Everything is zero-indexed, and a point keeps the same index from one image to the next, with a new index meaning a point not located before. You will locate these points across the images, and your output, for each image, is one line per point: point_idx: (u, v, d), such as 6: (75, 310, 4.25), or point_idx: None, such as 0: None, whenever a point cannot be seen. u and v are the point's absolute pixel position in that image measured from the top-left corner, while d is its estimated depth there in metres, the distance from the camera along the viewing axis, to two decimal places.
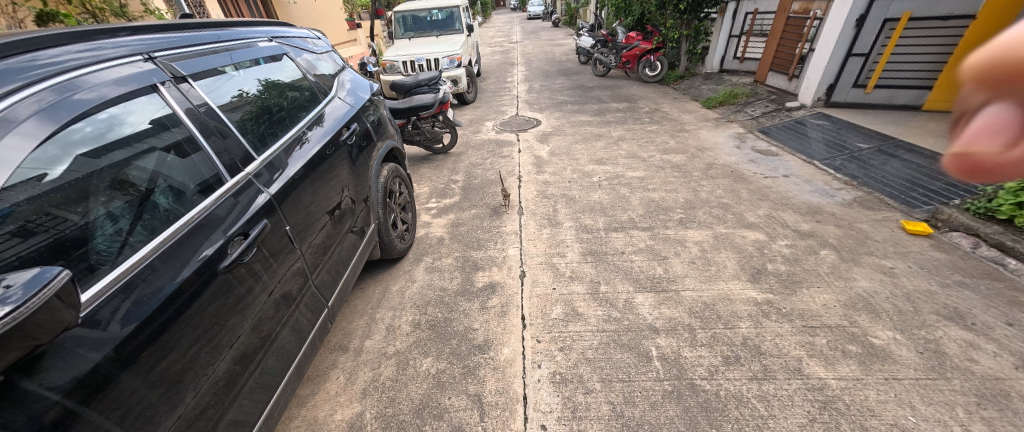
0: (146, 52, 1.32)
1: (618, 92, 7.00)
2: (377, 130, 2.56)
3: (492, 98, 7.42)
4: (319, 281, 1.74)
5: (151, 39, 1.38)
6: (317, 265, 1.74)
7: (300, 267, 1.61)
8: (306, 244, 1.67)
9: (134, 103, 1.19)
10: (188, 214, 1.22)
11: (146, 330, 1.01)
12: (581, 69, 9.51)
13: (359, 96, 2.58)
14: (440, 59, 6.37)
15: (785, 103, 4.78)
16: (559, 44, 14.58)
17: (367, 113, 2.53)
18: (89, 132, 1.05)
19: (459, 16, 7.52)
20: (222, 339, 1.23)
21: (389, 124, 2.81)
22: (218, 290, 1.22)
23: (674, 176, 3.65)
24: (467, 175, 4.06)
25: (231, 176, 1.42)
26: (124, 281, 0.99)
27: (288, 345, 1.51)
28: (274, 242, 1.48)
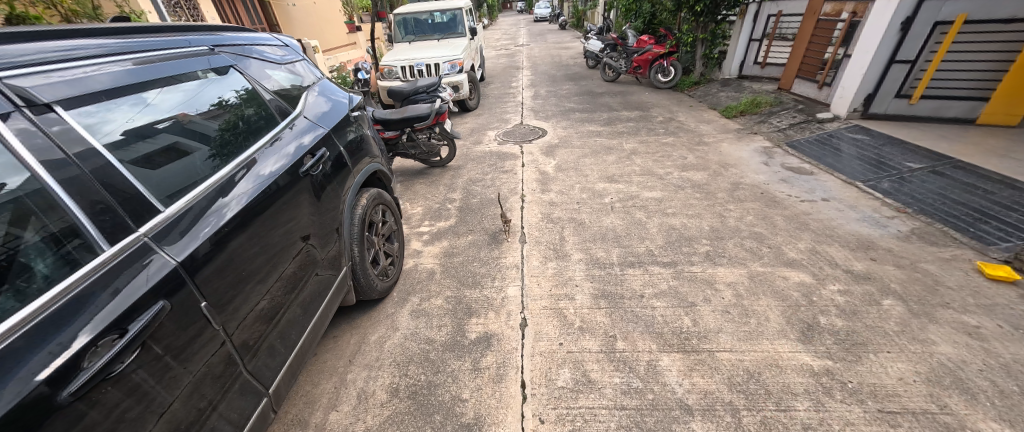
0: (126, 53, 1.20)
1: (629, 99, 6.61)
2: (357, 151, 2.21)
3: (496, 105, 7.07)
4: (282, 327, 1.44)
5: (132, 39, 1.26)
6: (283, 305, 1.45)
7: (263, 309, 1.33)
8: (275, 277, 1.41)
9: (110, 109, 1.07)
10: (145, 225, 1.02)
11: (76, 372, 0.78)
12: (589, 73, 9.15)
13: (338, 109, 2.23)
14: (440, 64, 6.04)
15: (815, 113, 4.36)
16: (566, 48, 14.19)
17: (347, 131, 2.18)
18: (65, 137, 0.93)
19: (463, 18, 7.17)
20: (153, 402, 0.93)
21: (373, 143, 2.48)
22: (167, 329, 0.97)
23: (696, 197, 3.26)
24: (465, 193, 3.70)
25: (193, 190, 1.20)
26: (58, 305, 0.81)
27: (237, 409, 1.18)
28: (238, 273, 1.22)
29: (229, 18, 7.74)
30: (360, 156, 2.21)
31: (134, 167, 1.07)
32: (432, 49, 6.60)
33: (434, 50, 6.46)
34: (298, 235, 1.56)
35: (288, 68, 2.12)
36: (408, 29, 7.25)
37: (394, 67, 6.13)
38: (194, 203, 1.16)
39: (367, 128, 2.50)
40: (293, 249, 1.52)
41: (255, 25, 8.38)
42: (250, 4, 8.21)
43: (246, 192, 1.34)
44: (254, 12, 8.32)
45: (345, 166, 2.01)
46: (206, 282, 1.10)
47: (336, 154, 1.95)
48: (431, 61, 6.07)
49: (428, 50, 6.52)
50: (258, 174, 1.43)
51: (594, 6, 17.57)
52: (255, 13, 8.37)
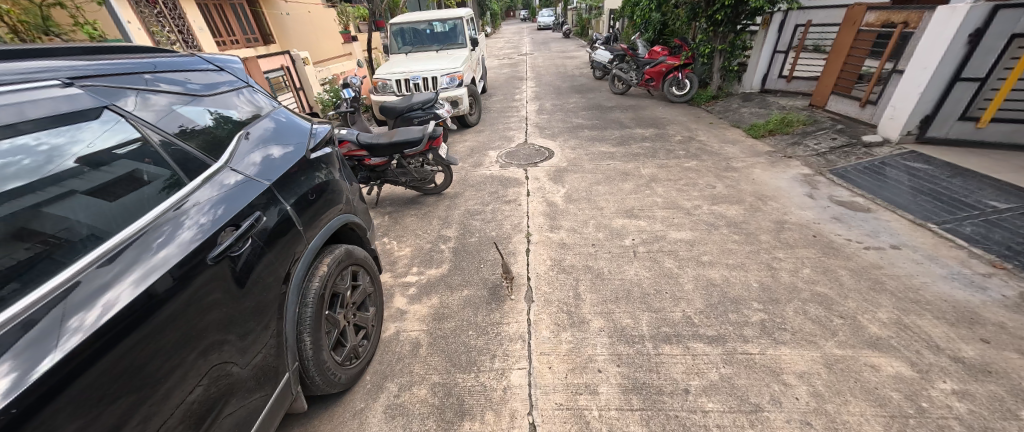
0: (100, 74, 1.16)
1: (641, 115, 6.14)
2: (319, 202, 1.70)
3: (498, 120, 6.61)
4: (225, 423, 1.12)
5: (105, 61, 1.22)
6: (225, 397, 1.13)
7: (194, 403, 1.03)
8: (218, 357, 1.11)
9: (81, 129, 1.02)
10: (76, 269, 0.88)
11: None
12: (596, 85, 8.70)
13: (293, 139, 1.77)
14: (438, 77, 5.59)
15: (860, 135, 3.86)
16: (571, 57, 13.80)
17: (307, 178, 1.68)
18: (26, 165, 0.89)
19: (463, 28, 6.74)
20: None
21: (343, 188, 1.95)
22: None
23: (736, 239, 2.74)
24: (462, 230, 3.20)
25: (125, 231, 1.00)
26: None
27: None
28: (162, 354, 0.96)
29: (218, 28, 7.58)
30: (322, 208, 1.70)
31: (84, 200, 0.97)
32: (430, 61, 6.16)
33: (432, 62, 6.01)
34: (254, 303, 1.25)
35: (220, 101, 1.58)
36: (405, 40, 6.82)
37: (389, 81, 5.69)
38: (141, 234, 1.01)
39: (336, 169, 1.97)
40: (247, 320, 1.22)
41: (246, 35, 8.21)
42: (241, 14, 8.03)
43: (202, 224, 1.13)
44: (246, 21, 8.17)
45: (293, 231, 1.47)
46: (128, 355, 0.89)
47: (278, 221, 1.42)
48: (428, 74, 5.62)
49: (426, 62, 6.08)
50: (221, 182, 1.28)
51: (599, 14, 17.24)
52: (248, 22, 8.23)
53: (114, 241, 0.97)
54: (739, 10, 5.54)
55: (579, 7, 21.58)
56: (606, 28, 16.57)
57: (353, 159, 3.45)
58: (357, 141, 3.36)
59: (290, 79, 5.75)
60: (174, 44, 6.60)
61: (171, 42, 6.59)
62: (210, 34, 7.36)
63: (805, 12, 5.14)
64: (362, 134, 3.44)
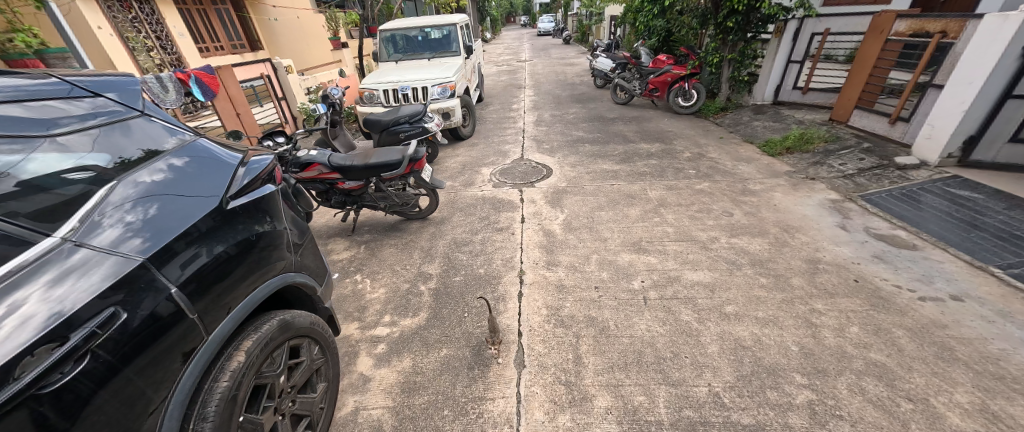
0: (24, 103, 1.03)
1: (645, 128, 5.78)
2: (256, 261, 1.32)
3: (493, 132, 6.24)
4: None
5: (35, 88, 1.09)
6: None
7: None
8: None
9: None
10: None
11: None
12: (598, 94, 8.35)
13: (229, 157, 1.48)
14: (429, 88, 5.23)
15: (892, 157, 3.48)
16: (571, 64, 13.47)
17: (242, 228, 1.30)
18: None
19: (457, 35, 6.39)
20: None
21: (288, 226, 1.57)
22: None
23: (764, 284, 2.34)
24: (446, 265, 2.81)
25: (36, 247, 0.88)
26: None
27: None
28: None
29: (201, 33, 7.27)
30: (254, 270, 1.31)
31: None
32: (421, 69, 5.79)
33: (423, 71, 5.65)
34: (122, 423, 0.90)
35: (140, 129, 1.27)
36: (396, 47, 6.46)
37: (376, 91, 5.32)
38: (50, 253, 0.88)
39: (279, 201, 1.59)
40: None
41: (231, 41, 7.91)
42: (228, 18, 7.70)
43: (132, 236, 1.00)
44: (232, 26, 7.85)
45: (207, 289, 1.11)
46: None
47: (186, 276, 1.06)
48: (418, 84, 5.27)
49: (417, 71, 5.71)
50: (155, 189, 1.14)
51: (600, 21, 16.98)
52: (235, 27, 7.91)
53: (20, 261, 0.84)
54: (751, 17, 5.19)
55: (579, 13, 21.36)
56: (607, 34, 16.31)
57: (325, 182, 3.06)
58: (328, 163, 2.97)
59: (271, 88, 5.38)
60: (151, 51, 6.29)
61: (148, 48, 6.27)
62: (192, 39, 7.04)
63: (823, 19, 4.78)
64: (334, 155, 3.04)
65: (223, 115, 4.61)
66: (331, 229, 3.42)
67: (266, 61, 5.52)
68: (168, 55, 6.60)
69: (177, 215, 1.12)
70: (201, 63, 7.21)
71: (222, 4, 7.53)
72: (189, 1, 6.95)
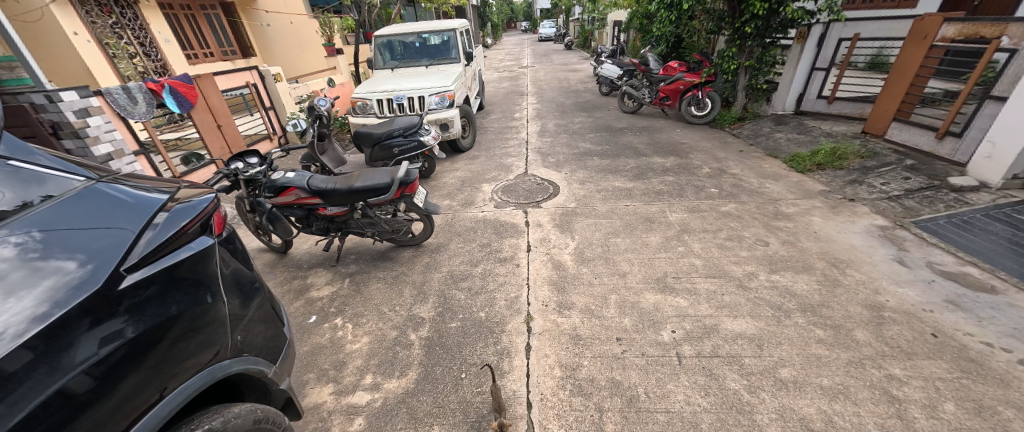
0: None
1: (657, 139, 5.41)
2: (193, 343, 1.05)
3: (495, 143, 5.88)
4: None
5: None
6: None
7: None
8: None
9: None
10: None
11: None
12: (604, 102, 8.00)
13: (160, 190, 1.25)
14: (426, 97, 4.89)
15: (944, 176, 3.11)
16: (574, 70, 13.14)
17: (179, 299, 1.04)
18: None
19: (457, 42, 6.05)
20: None
21: (244, 284, 1.31)
22: None
23: (823, 338, 1.95)
24: (441, 306, 2.43)
25: None
26: None
27: None
28: None
29: (190, 40, 7.00)
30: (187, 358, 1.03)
31: None
32: (418, 78, 5.45)
33: (420, 80, 5.30)
34: None
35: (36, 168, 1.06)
36: (392, 54, 6.12)
37: (370, 100, 4.98)
38: None
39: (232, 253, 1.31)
40: None
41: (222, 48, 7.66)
42: (218, 24, 7.47)
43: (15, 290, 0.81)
44: (222, 33, 7.61)
45: (134, 363, 0.91)
46: None
47: (102, 356, 0.86)
48: (415, 94, 4.93)
49: (413, 79, 5.37)
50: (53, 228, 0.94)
51: (602, 27, 16.76)
52: (225, 34, 7.69)
53: None
54: (771, 21, 4.85)
55: (581, 19, 21.13)
56: (609, 40, 16.04)
57: (305, 208, 2.69)
58: (308, 188, 2.59)
59: (257, 98, 5.03)
60: (134, 57, 5.96)
61: (131, 55, 5.94)
62: (179, 45, 6.74)
63: (851, 24, 4.45)
64: (314, 178, 2.67)
65: (202, 128, 4.24)
66: (313, 258, 3.04)
67: (253, 69, 5.18)
68: (152, 62, 6.27)
69: (108, 241, 0.96)
70: (189, 70, 6.90)
71: (211, 10, 7.33)
72: (177, 7, 6.71)
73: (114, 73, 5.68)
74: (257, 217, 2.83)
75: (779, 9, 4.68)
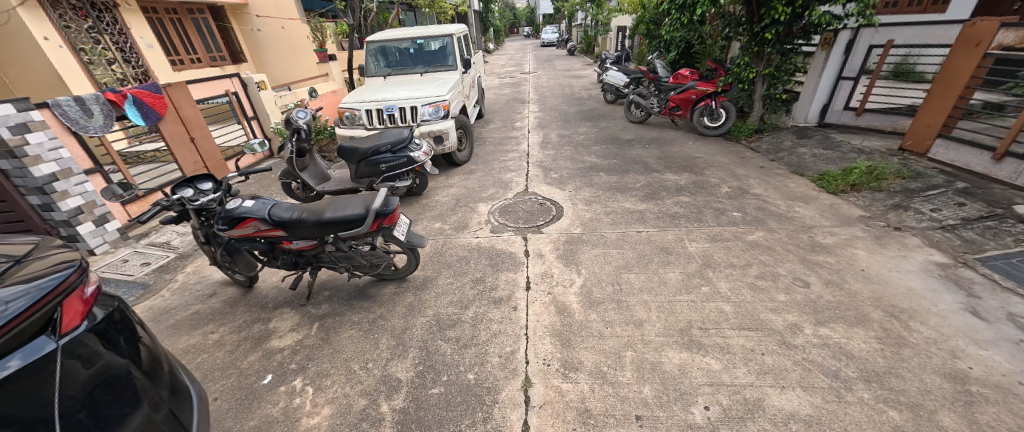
0: None
1: (668, 153, 5.02)
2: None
3: (493, 156, 5.50)
4: None
5: None
6: None
7: None
8: None
9: None
10: None
11: None
12: (609, 110, 7.62)
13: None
14: (419, 108, 4.54)
15: (1009, 206, 2.71)
16: (577, 76, 12.81)
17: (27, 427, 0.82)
18: None
19: (454, 48, 5.69)
20: None
21: (116, 399, 1.00)
22: None
23: (898, 425, 1.54)
24: (422, 364, 2.03)
25: None
26: None
27: None
28: None
29: (175, 45, 6.74)
30: None
31: None
32: (412, 86, 5.09)
33: (413, 89, 4.94)
34: None
35: None
36: (386, 60, 5.76)
37: (358, 111, 4.62)
38: None
39: (107, 347, 1.02)
40: None
41: (210, 53, 7.38)
42: (206, 29, 7.22)
43: None
44: (211, 38, 7.35)
45: None
46: None
47: None
48: (407, 104, 4.57)
49: (406, 88, 5.01)
50: None
51: (606, 32, 16.44)
52: (214, 39, 7.43)
53: None
54: (793, 26, 4.48)
55: (584, 23, 20.86)
56: (613, 45, 15.71)
57: (267, 241, 2.30)
58: (268, 218, 2.21)
59: (238, 107, 4.68)
60: (112, 64, 5.66)
61: (109, 61, 5.65)
62: (162, 50, 6.44)
63: (884, 30, 4.12)
64: (279, 206, 2.29)
65: (171, 140, 3.88)
66: (281, 295, 2.65)
67: (235, 77, 4.85)
68: (133, 69, 5.97)
69: None
70: (173, 77, 6.60)
71: (199, 13, 7.09)
72: (162, 10, 6.46)
73: (89, 80, 5.36)
74: (213, 250, 2.44)
75: (802, 14, 4.31)
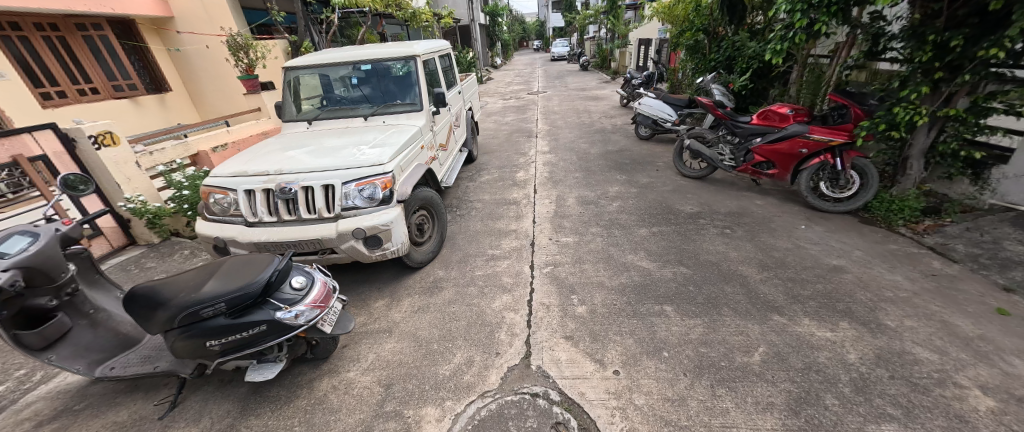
0: None
1: (774, 251, 2.94)
2: None
3: (477, 246, 3.47)
4: None
5: None
6: None
7: None
8: None
9: None
10: None
11: None
12: (648, 154, 5.56)
13: None
14: (339, 189, 2.57)
15: None
16: (594, 98, 10.86)
17: None
18: None
19: (421, 77, 3.72)
20: None
21: None
22: None
23: None
24: None
25: None
26: None
27: None
28: None
29: (51, 70, 4.93)
30: None
31: None
32: (344, 143, 3.11)
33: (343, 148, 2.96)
34: None
35: None
36: (314, 94, 3.72)
37: (236, 192, 2.62)
38: None
39: None
40: None
41: (113, 80, 5.57)
42: (105, 50, 5.45)
43: None
44: (114, 61, 5.57)
45: None
46: None
47: None
48: (321, 180, 2.59)
49: (332, 146, 3.02)
50: None
51: (624, 46, 14.57)
52: (120, 63, 5.65)
53: None
54: None
55: (599, 37, 19.10)
56: (633, 60, 13.80)
57: None
58: None
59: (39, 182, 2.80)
60: None
61: None
62: (25, 80, 4.64)
63: None
64: None
65: None
66: None
67: (45, 129, 2.96)
68: None
69: None
70: (44, 115, 4.77)
71: (93, 29, 5.32)
72: (29, 26, 4.71)
73: None
74: None
75: None
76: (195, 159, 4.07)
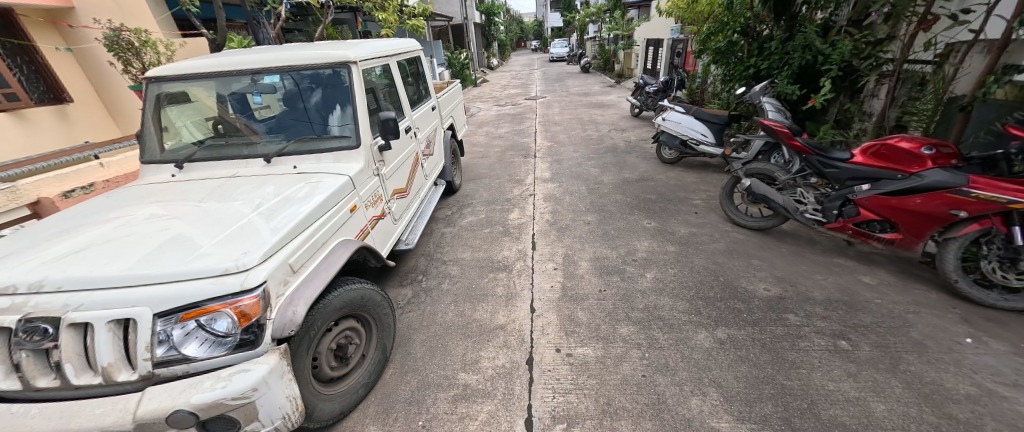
0: None
1: (950, 406, 1.69)
2: None
3: (446, 363, 2.18)
4: None
5: None
6: None
7: None
8: None
9: None
10: None
11: None
12: (680, 186, 4.31)
13: None
14: (145, 329, 1.30)
15: None
16: (600, 105, 9.59)
17: None
18: None
19: (359, 95, 2.43)
20: None
21: None
22: None
23: None
24: None
25: None
26: None
27: None
28: None
29: None
30: None
31: None
32: (209, 209, 1.81)
33: (196, 223, 1.67)
34: None
35: None
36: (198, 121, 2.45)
37: None
38: None
39: None
40: None
41: None
42: None
43: None
44: None
45: None
46: None
47: None
48: (111, 309, 1.30)
49: (183, 218, 1.72)
50: None
51: (629, 46, 13.30)
52: None
53: None
54: None
55: (601, 37, 17.83)
56: (639, 63, 12.53)
57: None
58: None
59: None
60: None
61: None
62: None
63: None
64: None
65: None
66: None
67: None
68: None
69: None
70: None
71: None
72: None
73: None
74: None
75: None
76: (37, 210, 2.77)
